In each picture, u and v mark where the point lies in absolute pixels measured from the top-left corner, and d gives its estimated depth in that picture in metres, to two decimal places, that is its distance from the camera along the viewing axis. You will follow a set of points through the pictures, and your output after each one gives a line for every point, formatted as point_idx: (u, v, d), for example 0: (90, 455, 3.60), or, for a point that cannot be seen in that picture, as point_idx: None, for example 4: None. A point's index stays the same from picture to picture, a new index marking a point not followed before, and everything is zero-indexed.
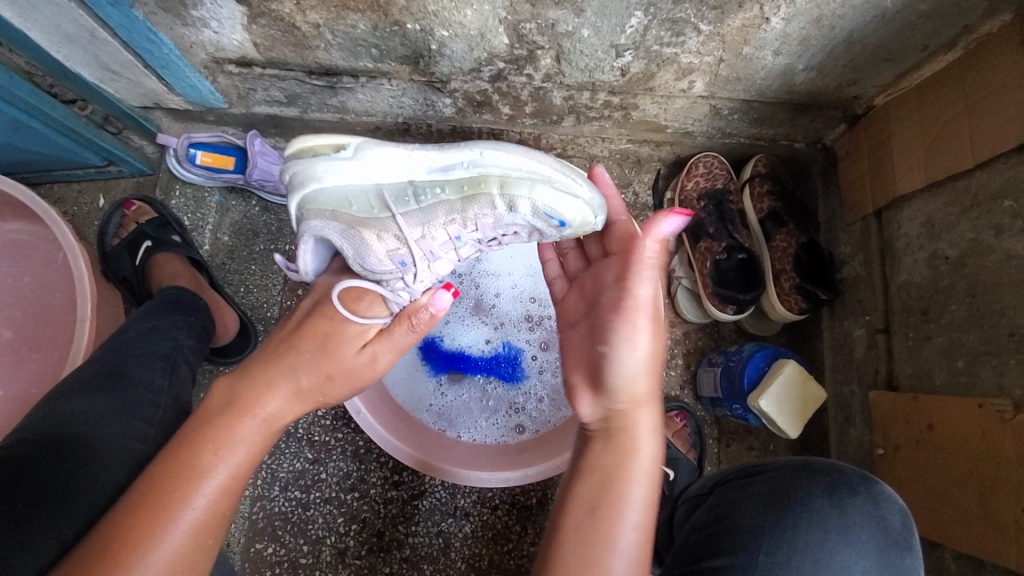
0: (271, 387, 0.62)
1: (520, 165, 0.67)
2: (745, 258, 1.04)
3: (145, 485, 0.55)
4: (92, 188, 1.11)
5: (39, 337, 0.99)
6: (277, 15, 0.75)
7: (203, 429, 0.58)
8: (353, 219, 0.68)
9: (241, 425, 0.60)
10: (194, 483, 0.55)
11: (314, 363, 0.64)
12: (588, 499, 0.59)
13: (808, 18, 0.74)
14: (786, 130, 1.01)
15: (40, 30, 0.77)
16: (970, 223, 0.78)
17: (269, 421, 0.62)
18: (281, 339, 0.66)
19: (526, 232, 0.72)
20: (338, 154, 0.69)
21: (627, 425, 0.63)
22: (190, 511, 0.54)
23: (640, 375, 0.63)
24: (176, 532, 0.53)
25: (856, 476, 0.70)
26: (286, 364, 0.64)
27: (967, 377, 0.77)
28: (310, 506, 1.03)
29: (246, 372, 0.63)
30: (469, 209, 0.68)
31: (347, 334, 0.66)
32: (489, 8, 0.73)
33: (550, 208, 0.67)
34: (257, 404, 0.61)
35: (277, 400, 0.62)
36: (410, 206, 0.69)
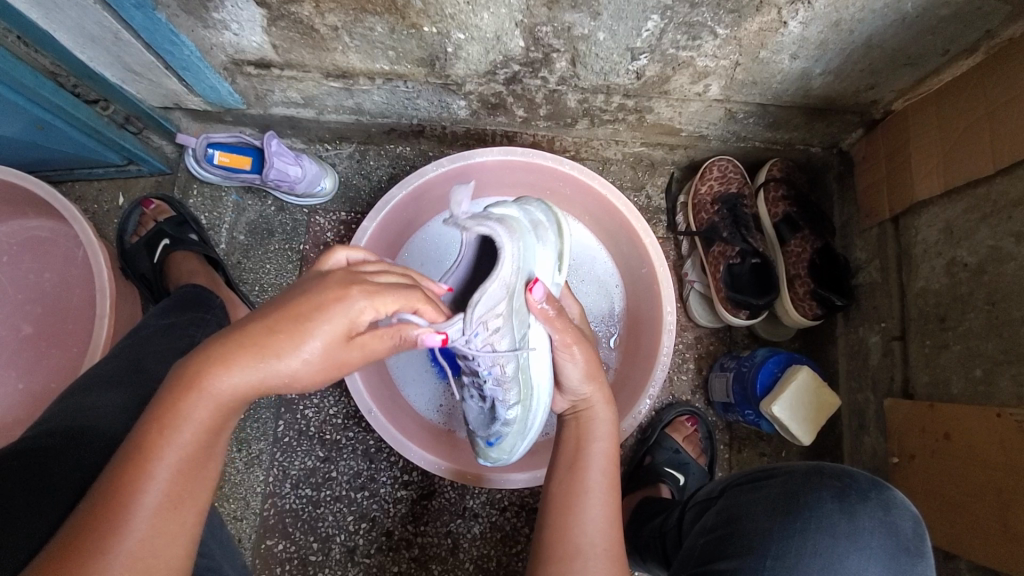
0: (225, 363, 0.49)
1: (539, 408, 0.79)
2: (759, 263, 1.03)
3: (111, 461, 0.49)
4: (112, 187, 1.13)
5: (59, 332, 1.01)
6: (296, 17, 0.76)
7: (155, 405, 0.49)
8: (518, 292, 0.71)
9: (189, 404, 0.48)
10: (146, 466, 0.47)
11: (284, 341, 0.50)
12: (557, 492, 0.70)
13: (827, 22, 0.73)
14: (802, 135, 1.00)
15: (65, 31, 0.78)
16: (990, 230, 0.76)
17: (234, 399, 0.50)
18: (263, 304, 0.53)
19: (487, 415, 0.80)
20: (558, 272, 0.82)
21: (581, 425, 0.75)
22: (146, 494, 0.47)
23: (582, 382, 0.76)
24: (131, 519, 0.46)
25: (869, 482, 0.70)
26: (246, 341, 0.49)
27: (986, 386, 0.75)
28: (320, 503, 1.04)
29: (205, 343, 0.51)
30: (511, 386, 0.75)
31: (330, 317, 0.52)
32: (506, 11, 0.74)
33: (503, 443, 0.81)
34: (210, 380, 0.48)
35: (236, 380, 0.49)
36: (518, 331, 0.73)
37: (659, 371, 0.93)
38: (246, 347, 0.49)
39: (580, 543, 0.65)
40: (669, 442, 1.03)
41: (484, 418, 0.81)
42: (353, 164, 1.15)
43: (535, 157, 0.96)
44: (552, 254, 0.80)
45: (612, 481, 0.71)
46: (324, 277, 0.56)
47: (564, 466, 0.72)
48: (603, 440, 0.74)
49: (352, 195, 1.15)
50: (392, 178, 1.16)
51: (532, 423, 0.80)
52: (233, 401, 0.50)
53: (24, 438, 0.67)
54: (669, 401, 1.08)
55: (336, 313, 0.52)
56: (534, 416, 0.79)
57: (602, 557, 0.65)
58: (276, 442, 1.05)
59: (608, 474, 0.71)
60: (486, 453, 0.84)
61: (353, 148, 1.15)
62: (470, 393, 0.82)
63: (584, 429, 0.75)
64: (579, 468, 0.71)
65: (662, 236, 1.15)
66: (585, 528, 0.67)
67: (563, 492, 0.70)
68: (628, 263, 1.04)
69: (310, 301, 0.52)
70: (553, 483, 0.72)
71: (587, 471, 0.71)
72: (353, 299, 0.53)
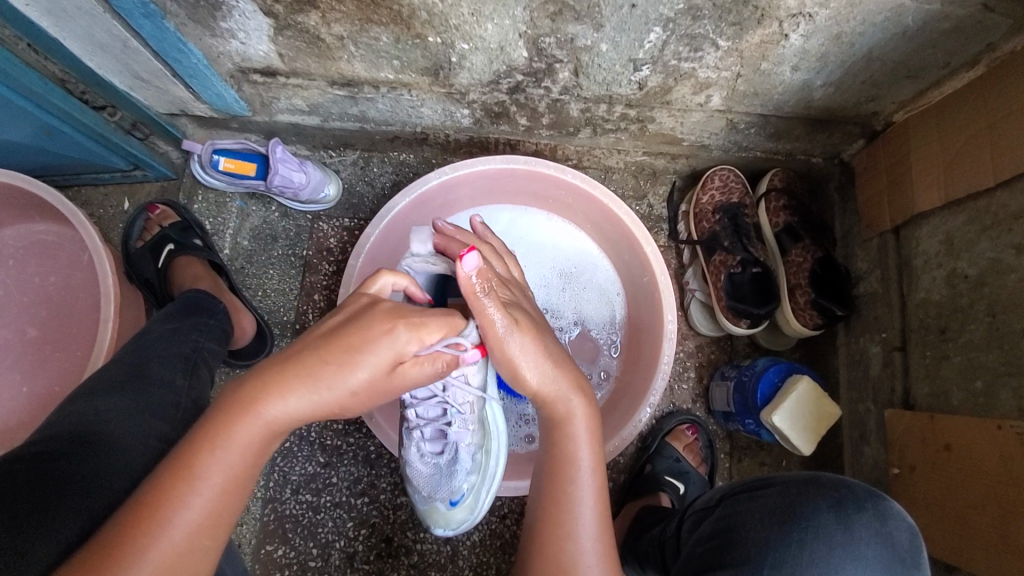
0: (281, 391, 0.49)
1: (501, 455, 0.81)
2: (760, 272, 1.03)
3: (153, 473, 0.50)
4: (118, 191, 1.14)
5: (64, 336, 1.02)
6: (302, 27, 0.77)
7: (207, 423, 0.50)
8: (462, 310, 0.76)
9: (241, 428, 0.49)
10: (189, 482, 0.48)
11: (334, 376, 0.49)
12: (539, 498, 0.64)
13: (828, 35, 0.74)
14: (804, 145, 1.01)
15: (75, 39, 0.79)
16: (990, 242, 0.77)
17: (285, 426, 0.51)
18: (315, 329, 0.53)
19: (441, 471, 0.76)
20: None
21: (554, 424, 0.65)
22: (187, 512, 0.48)
23: (548, 376, 0.63)
24: (171, 534, 0.48)
25: (866, 493, 0.69)
26: (300, 372, 0.49)
27: (986, 398, 0.76)
28: (320, 509, 1.04)
29: (262, 368, 0.51)
30: (479, 437, 0.76)
31: (376, 355, 0.50)
32: (509, 22, 0.74)
33: (467, 500, 0.78)
34: (263, 407, 0.49)
35: (290, 406, 0.50)
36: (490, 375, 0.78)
37: (660, 379, 0.92)
38: (301, 374, 0.49)
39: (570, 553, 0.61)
40: (669, 450, 1.03)
41: (443, 476, 0.76)
42: (356, 170, 1.16)
43: (538, 166, 0.96)
44: None
45: (599, 483, 0.64)
46: (377, 306, 0.54)
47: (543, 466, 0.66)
48: (584, 439, 0.64)
49: (355, 202, 1.16)
50: (395, 185, 1.17)
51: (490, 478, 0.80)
52: (285, 427, 0.51)
53: (29, 441, 0.67)
54: (670, 409, 1.08)
55: (383, 344, 0.50)
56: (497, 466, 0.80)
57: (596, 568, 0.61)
58: (276, 448, 1.05)
59: (596, 474, 0.64)
60: (444, 517, 0.79)
61: (356, 155, 1.16)
62: (423, 449, 0.76)
63: (561, 425, 0.65)
64: (561, 477, 0.63)
65: (664, 244, 1.15)
66: (575, 538, 0.61)
67: (545, 498, 0.64)
68: (630, 271, 1.04)
69: (359, 336, 0.50)
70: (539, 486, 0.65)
71: (572, 481, 0.63)
72: (402, 332, 0.51)
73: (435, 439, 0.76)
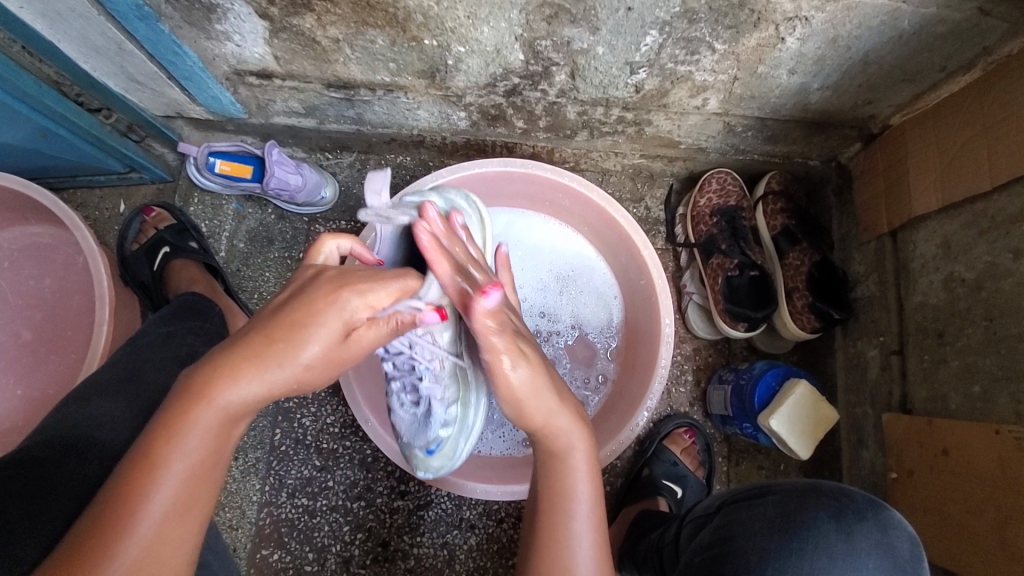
0: (234, 374, 0.48)
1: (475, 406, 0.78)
2: (757, 276, 1.02)
3: (119, 465, 0.49)
4: (114, 194, 1.14)
5: (59, 339, 1.01)
6: (298, 29, 0.77)
7: (162, 415, 0.48)
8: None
9: (196, 415, 0.48)
10: (153, 473, 0.47)
11: (284, 350, 0.49)
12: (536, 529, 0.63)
13: (824, 38, 0.74)
14: (801, 148, 1.01)
15: (69, 41, 0.79)
16: (987, 246, 0.76)
17: (241, 409, 0.50)
18: (266, 308, 0.53)
19: (419, 421, 0.77)
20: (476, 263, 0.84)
21: (555, 457, 0.64)
22: (152, 504, 0.47)
23: (553, 412, 0.63)
24: (137, 531, 0.46)
25: (864, 500, 0.69)
26: (251, 350, 0.49)
27: (984, 402, 0.75)
28: (316, 513, 1.03)
29: (213, 352, 0.50)
30: (450, 385, 0.75)
31: (323, 322, 0.50)
32: (505, 25, 0.74)
33: (444, 449, 0.78)
34: (216, 392, 0.48)
35: (245, 389, 0.49)
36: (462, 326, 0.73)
37: (657, 383, 0.92)
38: (252, 355, 0.49)
39: None
40: (667, 454, 1.02)
41: (420, 426, 0.77)
42: (353, 173, 1.16)
43: (534, 168, 0.96)
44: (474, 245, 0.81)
45: (599, 515, 0.64)
46: (321, 277, 0.53)
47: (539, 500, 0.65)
48: (583, 473, 0.64)
49: (352, 204, 1.16)
50: (392, 188, 1.16)
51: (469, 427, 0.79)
52: (242, 411, 0.50)
53: (21, 447, 0.67)
54: (667, 413, 1.08)
55: (334, 314, 0.50)
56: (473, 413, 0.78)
57: None
58: (272, 451, 1.04)
59: (595, 509, 0.64)
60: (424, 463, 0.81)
61: (353, 158, 1.16)
62: (403, 399, 0.77)
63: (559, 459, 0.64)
64: (558, 510, 0.63)
65: (661, 247, 1.14)
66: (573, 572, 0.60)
67: (542, 530, 0.63)
68: (627, 274, 1.04)
69: (305, 308, 0.50)
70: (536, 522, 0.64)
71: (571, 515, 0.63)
72: (348, 299, 0.51)
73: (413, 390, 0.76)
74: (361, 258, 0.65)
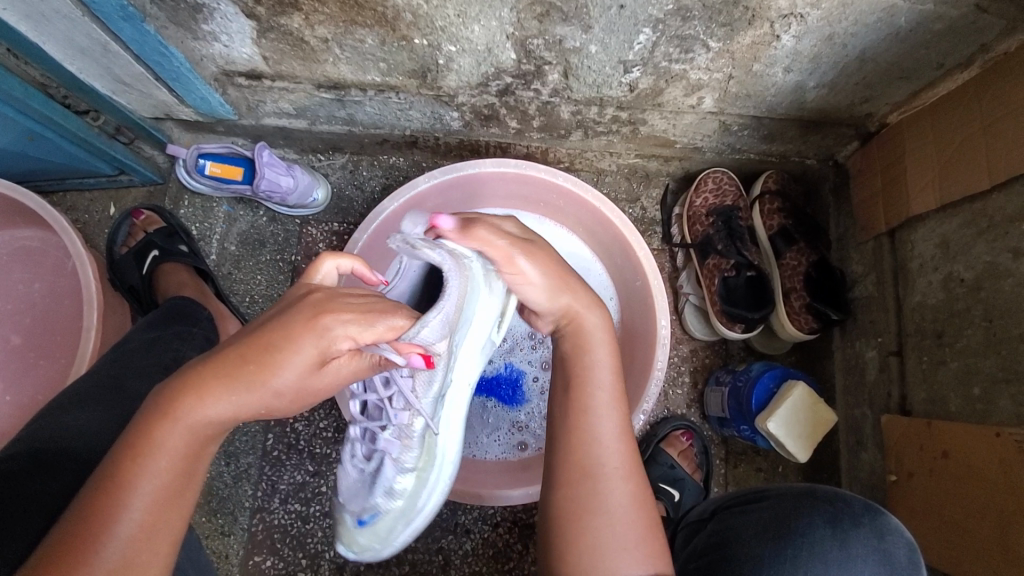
0: (202, 393, 0.48)
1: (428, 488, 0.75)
2: (754, 276, 1.01)
3: (90, 479, 0.48)
4: (104, 197, 1.13)
5: (48, 344, 1.00)
6: (286, 29, 0.76)
7: (130, 431, 0.48)
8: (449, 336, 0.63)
9: (163, 432, 0.47)
10: (119, 491, 0.47)
11: (254, 374, 0.48)
12: (558, 412, 0.66)
13: (820, 36, 0.73)
14: (798, 147, 1.00)
15: (54, 43, 0.77)
16: (986, 245, 0.75)
17: (210, 429, 0.49)
18: (244, 327, 0.52)
19: (367, 475, 0.73)
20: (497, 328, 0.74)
21: (572, 338, 0.69)
22: (117, 525, 0.46)
23: (564, 291, 0.68)
24: (102, 552, 0.46)
25: (861, 506, 0.68)
26: (219, 372, 0.48)
27: (984, 404, 0.74)
28: (309, 519, 1.02)
29: (184, 368, 0.50)
30: (411, 454, 0.72)
31: (295, 352, 0.48)
32: (496, 24, 0.73)
33: (377, 523, 0.74)
34: (183, 411, 0.47)
35: (217, 409, 0.48)
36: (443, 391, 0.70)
37: (653, 386, 0.91)
38: (223, 375, 0.48)
39: (593, 457, 0.62)
40: (664, 457, 1.01)
41: (364, 487, 0.73)
42: (346, 174, 1.15)
43: (528, 169, 0.95)
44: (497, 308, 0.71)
45: (617, 389, 0.67)
46: (302, 300, 0.51)
47: (562, 387, 0.68)
48: (599, 352, 0.68)
49: (345, 206, 1.15)
50: (385, 189, 1.15)
51: (415, 504, 0.75)
52: (211, 430, 0.49)
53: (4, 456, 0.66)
54: (664, 415, 1.06)
55: (311, 340, 0.49)
56: (423, 497, 0.75)
57: (617, 468, 0.62)
58: (264, 456, 1.03)
59: (613, 386, 0.67)
60: (352, 537, 0.75)
61: (345, 159, 1.14)
62: (355, 450, 0.74)
63: (577, 342, 0.68)
64: (581, 390, 0.66)
65: (657, 247, 1.13)
66: (595, 441, 0.63)
67: (563, 411, 0.66)
68: (623, 275, 1.03)
69: (279, 331, 0.49)
70: (557, 407, 0.67)
71: (589, 390, 0.65)
72: (326, 327, 0.49)
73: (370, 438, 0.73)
74: (363, 278, 0.63)
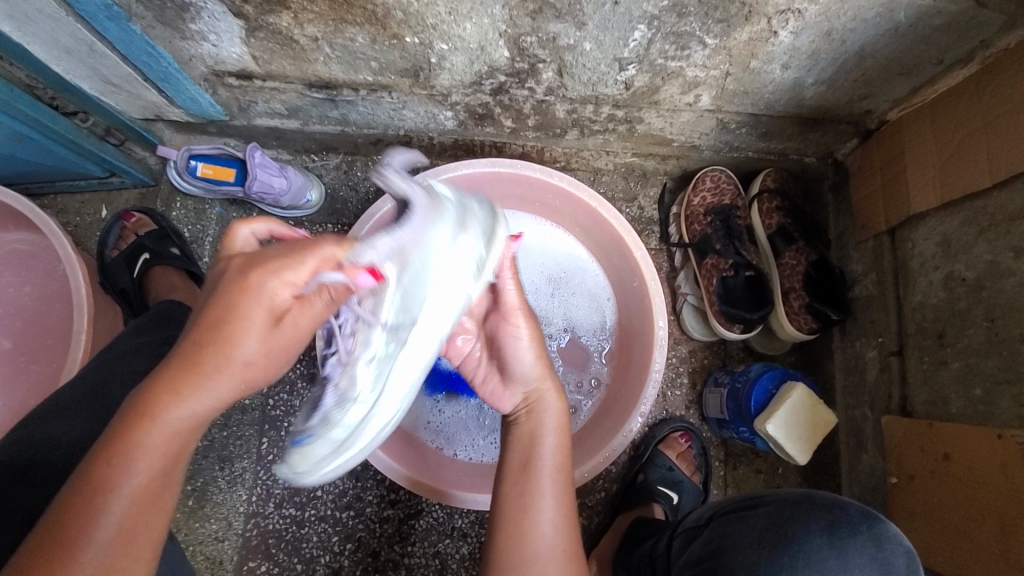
0: (176, 388, 0.47)
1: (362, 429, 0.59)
2: (753, 275, 1.00)
3: (57, 497, 0.46)
4: (96, 199, 1.11)
5: (39, 348, 0.99)
6: (275, 28, 0.74)
7: (100, 441, 0.46)
8: (400, 263, 0.58)
9: (141, 435, 0.46)
10: (98, 500, 0.45)
11: (217, 354, 0.48)
12: (502, 491, 0.66)
13: (818, 32, 0.71)
14: (796, 144, 0.99)
15: (40, 44, 0.76)
16: (987, 244, 0.74)
17: (190, 425, 0.48)
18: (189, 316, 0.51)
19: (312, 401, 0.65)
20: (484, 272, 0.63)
21: (530, 417, 0.70)
22: (98, 533, 0.45)
23: (531, 369, 0.72)
24: (84, 564, 0.44)
25: (860, 513, 0.66)
26: (188, 363, 0.48)
27: (986, 405, 0.73)
28: (304, 523, 1.01)
29: (151, 371, 0.48)
30: (348, 379, 0.61)
31: (247, 313, 0.49)
32: (489, 21, 0.72)
33: (305, 448, 0.59)
34: (160, 409, 0.47)
35: (192, 404, 0.48)
36: (398, 316, 0.59)
37: (650, 388, 0.89)
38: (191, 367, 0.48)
39: (536, 546, 0.62)
40: (662, 459, 1.00)
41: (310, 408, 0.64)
42: (340, 175, 1.13)
43: (523, 168, 0.94)
44: (475, 251, 0.62)
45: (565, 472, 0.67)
46: (227, 268, 0.51)
47: (512, 465, 0.68)
48: (552, 435, 0.69)
49: (339, 207, 1.13)
50: (380, 190, 1.14)
51: (349, 441, 0.59)
52: (190, 426, 0.49)
53: None
54: (662, 416, 1.05)
55: (258, 298, 0.49)
56: (358, 436, 0.60)
57: (558, 557, 0.62)
58: (259, 460, 1.02)
59: (562, 471, 0.67)
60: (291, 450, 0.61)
61: (340, 159, 1.13)
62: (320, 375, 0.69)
63: (536, 423, 0.69)
64: (530, 471, 0.66)
65: (655, 247, 1.12)
66: (537, 528, 0.63)
67: (507, 490, 0.65)
68: (620, 276, 1.02)
69: (228, 305, 0.49)
70: (504, 483, 0.66)
71: (538, 473, 0.66)
72: (267, 285, 0.49)
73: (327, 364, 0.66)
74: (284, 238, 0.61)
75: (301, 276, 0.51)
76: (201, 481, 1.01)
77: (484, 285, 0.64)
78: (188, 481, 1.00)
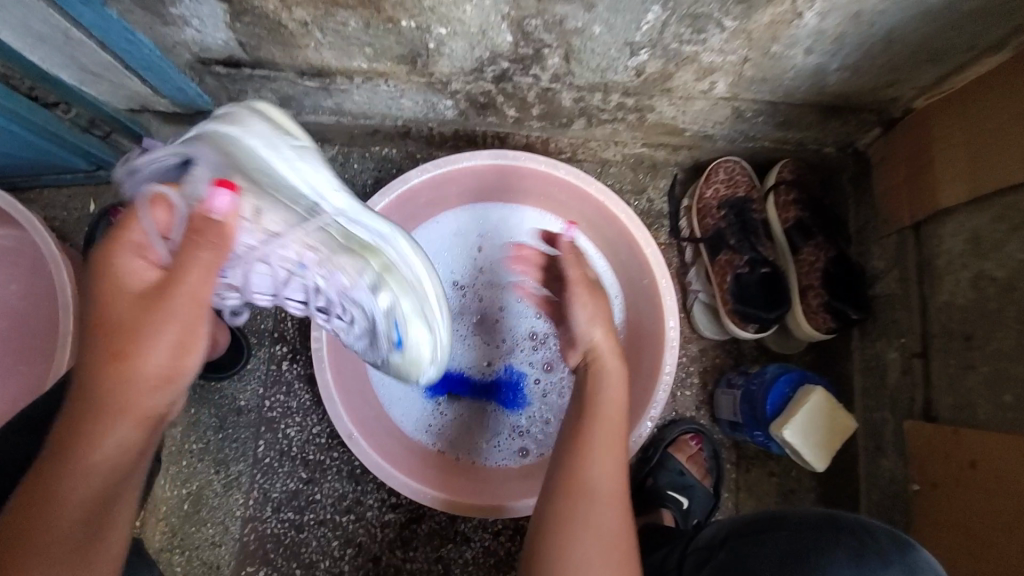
0: (88, 428, 0.45)
1: (411, 276, 0.68)
2: (768, 272, 0.95)
3: None
4: (84, 192, 1.07)
5: (27, 349, 0.95)
6: (261, 12, 0.70)
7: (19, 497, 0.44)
8: (243, 174, 0.56)
9: (60, 484, 0.44)
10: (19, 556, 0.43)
11: (112, 375, 0.45)
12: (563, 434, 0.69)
13: (846, 13, 0.66)
14: (815, 134, 0.93)
15: (11, 32, 0.71)
16: (1021, 242, 0.69)
17: (113, 463, 0.46)
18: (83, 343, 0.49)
19: (358, 326, 0.67)
20: (296, 142, 0.63)
21: (592, 371, 0.71)
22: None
23: (592, 329, 0.72)
24: None
25: (890, 541, 0.63)
26: (91, 395, 0.45)
27: (1017, 413, 0.69)
28: (303, 528, 0.98)
29: (60, 419, 0.46)
30: (343, 276, 0.61)
31: (112, 294, 0.48)
32: (490, 3, 0.67)
33: (405, 328, 0.67)
34: (75, 454, 0.44)
35: (105, 441, 0.45)
36: (297, 206, 0.58)
37: (661, 391, 0.86)
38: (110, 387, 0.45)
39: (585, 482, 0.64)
40: (672, 463, 0.96)
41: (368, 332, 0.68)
42: (336, 167, 1.08)
43: (527, 160, 0.89)
44: (283, 138, 0.61)
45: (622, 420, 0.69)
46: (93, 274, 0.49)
47: (573, 409, 0.71)
48: (614, 387, 0.70)
49: None
50: (378, 182, 1.09)
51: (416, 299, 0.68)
52: (113, 463, 0.46)
53: None
54: (671, 417, 1.01)
55: (123, 283, 0.48)
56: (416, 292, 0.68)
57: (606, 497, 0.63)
58: (255, 464, 0.99)
59: (617, 419, 0.69)
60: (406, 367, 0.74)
61: (335, 150, 1.08)
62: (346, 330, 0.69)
63: (595, 376, 0.71)
64: (587, 414, 0.68)
65: (664, 242, 1.06)
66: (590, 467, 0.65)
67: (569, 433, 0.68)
68: (628, 273, 0.97)
69: (106, 314, 0.47)
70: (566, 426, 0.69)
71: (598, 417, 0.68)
72: (128, 267, 0.49)
73: (327, 316, 0.66)
74: None
75: (149, 243, 0.50)
76: (196, 485, 0.98)
77: (304, 141, 0.64)
78: (183, 486, 0.97)
